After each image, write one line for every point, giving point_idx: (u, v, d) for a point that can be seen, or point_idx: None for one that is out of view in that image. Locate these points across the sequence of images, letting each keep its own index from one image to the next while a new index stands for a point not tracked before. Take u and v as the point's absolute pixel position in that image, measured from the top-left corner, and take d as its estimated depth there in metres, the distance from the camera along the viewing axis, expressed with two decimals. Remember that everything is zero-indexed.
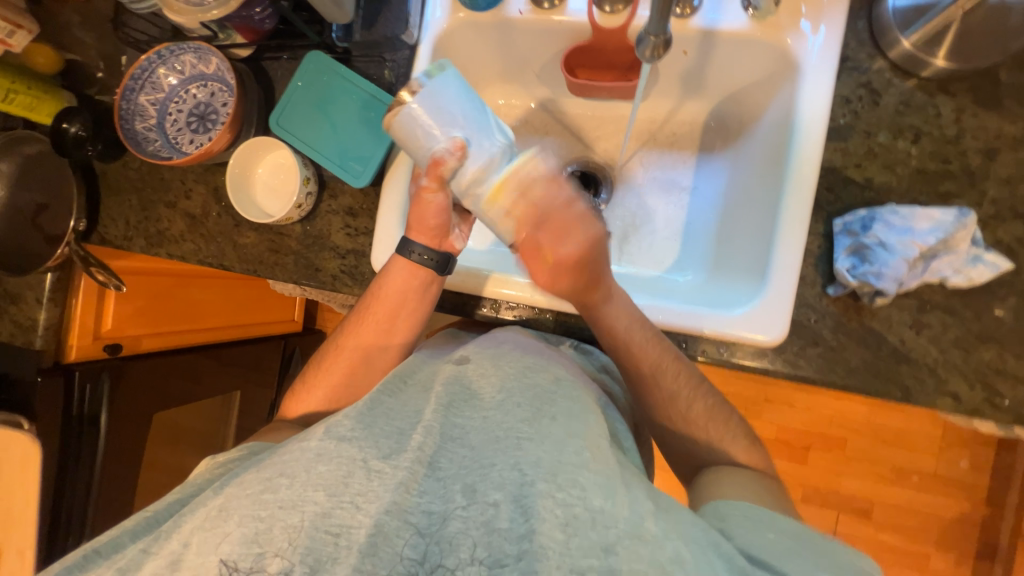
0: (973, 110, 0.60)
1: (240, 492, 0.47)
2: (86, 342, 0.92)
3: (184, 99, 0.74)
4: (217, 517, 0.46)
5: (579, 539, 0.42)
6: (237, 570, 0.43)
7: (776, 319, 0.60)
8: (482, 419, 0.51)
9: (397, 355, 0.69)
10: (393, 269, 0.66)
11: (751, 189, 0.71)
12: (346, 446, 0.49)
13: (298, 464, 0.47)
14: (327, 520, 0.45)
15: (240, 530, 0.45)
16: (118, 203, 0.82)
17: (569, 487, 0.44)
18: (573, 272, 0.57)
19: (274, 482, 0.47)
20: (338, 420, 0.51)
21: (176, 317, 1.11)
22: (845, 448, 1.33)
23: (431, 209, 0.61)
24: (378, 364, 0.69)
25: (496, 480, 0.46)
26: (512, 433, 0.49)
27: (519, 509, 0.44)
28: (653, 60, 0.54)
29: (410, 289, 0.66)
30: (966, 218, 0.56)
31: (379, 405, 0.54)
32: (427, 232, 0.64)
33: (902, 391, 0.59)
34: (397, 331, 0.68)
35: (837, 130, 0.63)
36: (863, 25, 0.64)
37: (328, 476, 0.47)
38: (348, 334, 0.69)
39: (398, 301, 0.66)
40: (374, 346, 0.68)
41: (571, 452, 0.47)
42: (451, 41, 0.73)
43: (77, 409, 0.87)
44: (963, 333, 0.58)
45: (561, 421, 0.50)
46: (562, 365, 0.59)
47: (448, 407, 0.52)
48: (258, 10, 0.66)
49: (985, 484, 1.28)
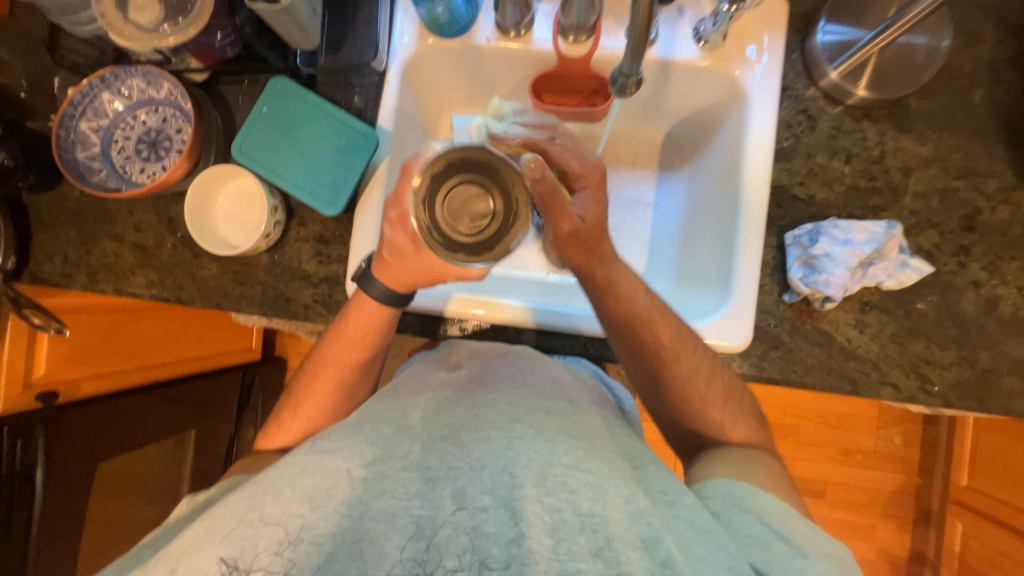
0: (892, 134, 0.69)
1: (225, 512, 0.45)
2: (16, 393, 0.83)
3: (132, 126, 0.69)
4: (203, 540, 0.43)
5: (568, 543, 0.42)
6: (237, 569, 0.42)
7: (741, 325, 0.64)
8: (473, 416, 0.53)
9: (374, 378, 0.71)
10: (356, 307, 0.64)
11: (707, 203, 0.77)
12: (330, 458, 0.48)
13: (283, 479, 0.46)
14: (311, 532, 0.44)
15: (228, 548, 0.43)
16: (54, 237, 0.75)
17: (558, 490, 0.45)
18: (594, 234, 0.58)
19: (260, 499, 0.45)
20: (325, 436, 0.51)
21: (121, 352, 1.01)
22: (799, 435, 1.44)
23: (406, 273, 0.60)
24: (359, 392, 0.70)
25: (486, 484, 0.46)
26: (502, 433, 0.50)
27: (508, 513, 0.44)
28: (626, 96, 0.60)
29: (378, 326, 0.65)
30: (894, 230, 0.64)
31: (366, 421, 0.52)
32: (395, 286, 0.62)
33: (851, 384, 0.65)
34: (373, 361, 0.68)
35: (782, 152, 0.70)
36: (797, 57, 0.71)
37: (313, 490, 0.46)
38: (323, 374, 0.67)
39: (370, 340, 0.66)
40: (351, 379, 0.68)
41: (562, 452, 0.47)
42: (420, 66, 0.74)
43: (6, 468, 0.77)
44: (898, 329, 0.66)
45: (555, 417, 0.52)
46: (552, 373, 0.61)
47: (438, 412, 0.54)
48: (219, 38, 0.64)
49: (917, 456, 1.43)
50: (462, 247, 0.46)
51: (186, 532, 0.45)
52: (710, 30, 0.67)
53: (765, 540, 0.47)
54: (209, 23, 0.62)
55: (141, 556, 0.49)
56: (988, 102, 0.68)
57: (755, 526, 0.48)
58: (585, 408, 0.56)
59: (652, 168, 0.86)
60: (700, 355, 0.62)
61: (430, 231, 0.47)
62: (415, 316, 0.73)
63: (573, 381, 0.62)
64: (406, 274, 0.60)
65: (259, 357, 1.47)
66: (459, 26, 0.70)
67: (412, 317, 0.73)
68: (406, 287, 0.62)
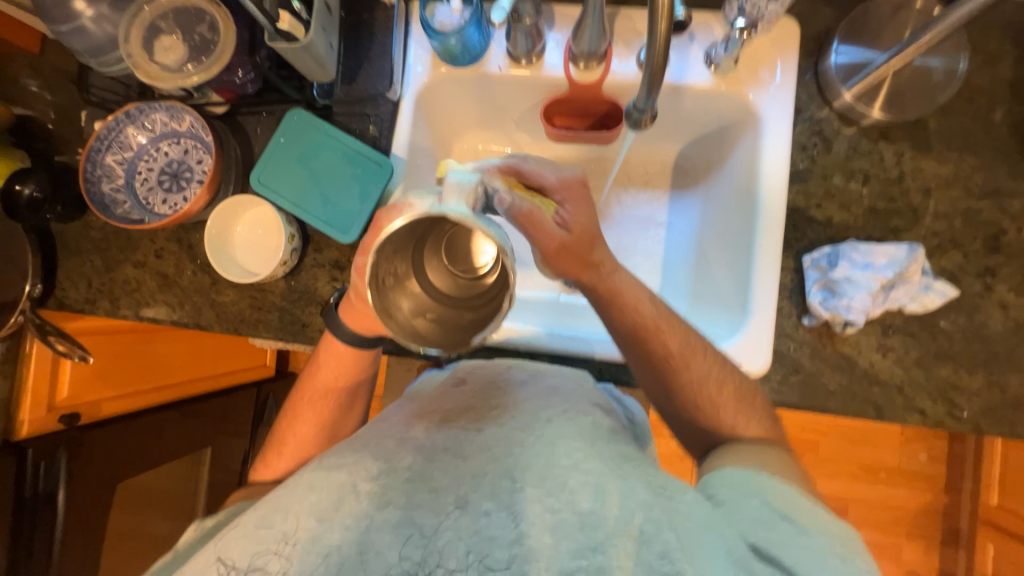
0: (911, 153, 0.68)
1: (236, 531, 0.45)
2: (39, 415, 0.85)
3: (155, 158, 0.71)
4: (215, 558, 0.43)
5: (568, 541, 0.42)
6: (237, 570, 0.43)
7: (760, 350, 0.63)
8: (477, 430, 0.52)
9: (358, 417, 0.72)
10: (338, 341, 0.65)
11: (721, 225, 0.76)
12: (335, 473, 0.47)
13: (290, 496, 0.46)
14: (318, 544, 0.43)
15: (240, 553, 0.43)
16: (79, 264, 0.77)
17: (558, 491, 0.44)
18: (587, 236, 0.57)
19: (270, 517, 0.45)
20: (330, 453, 0.51)
21: (141, 375, 1.05)
22: (819, 451, 1.40)
23: (366, 321, 0.62)
24: (342, 431, 0.70)
25: (488, 490, 0.45)
26: (505, 443, 0.49)
27: (509, 515, 0.43)
28: (640, 129, 0.63)
29: (358, 365, 0.67)
30: (916, 253, 0.63)
31: (374, 439, 0.52)
32: (361, 330, 0.64)
33: (876, 410, 0.64)
34: (360, 388, 0.70)
35: (797, 174, 0.69)
36: (810, 78, 0.71)
37: (320, 504, 0.45)
38: (312, 403, 0.68)
39: (353, 378, 0.68)
40: (334, 417, 0.69)
41: (562, 453, 0.47)
42: (433, 93, 0.75)
43: (30, 488, 0.78)
44: (922, 353, 0.64)
45: (556, 424, 0.51)
46: (563, 385, 0.60)
47: (442, 428, 0.53)
48: (241, 75, 0.66)
49: (943, 474, 1.38)
50: (428, 307, 0.46)
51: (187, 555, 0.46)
52: (721, 54, 0.67)
53: (770, 520, 0.46)
54: (230, 62, 0.64)
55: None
56: (1009, 120, 0.67)
57: (757, 509, 0.47)
58: (583, 407, 0.55)
59: (664, 188, 0.85)
60: (714, 373, 0.59)
61: (394, 283, 0.45)
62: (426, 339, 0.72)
63: (585, 392, 0.59)
64: (366, 320, 0.62)
65: (274, 374, 1.47)
66: (471, 56, 0.71)
67: None
68: (370, 331, 0.64)
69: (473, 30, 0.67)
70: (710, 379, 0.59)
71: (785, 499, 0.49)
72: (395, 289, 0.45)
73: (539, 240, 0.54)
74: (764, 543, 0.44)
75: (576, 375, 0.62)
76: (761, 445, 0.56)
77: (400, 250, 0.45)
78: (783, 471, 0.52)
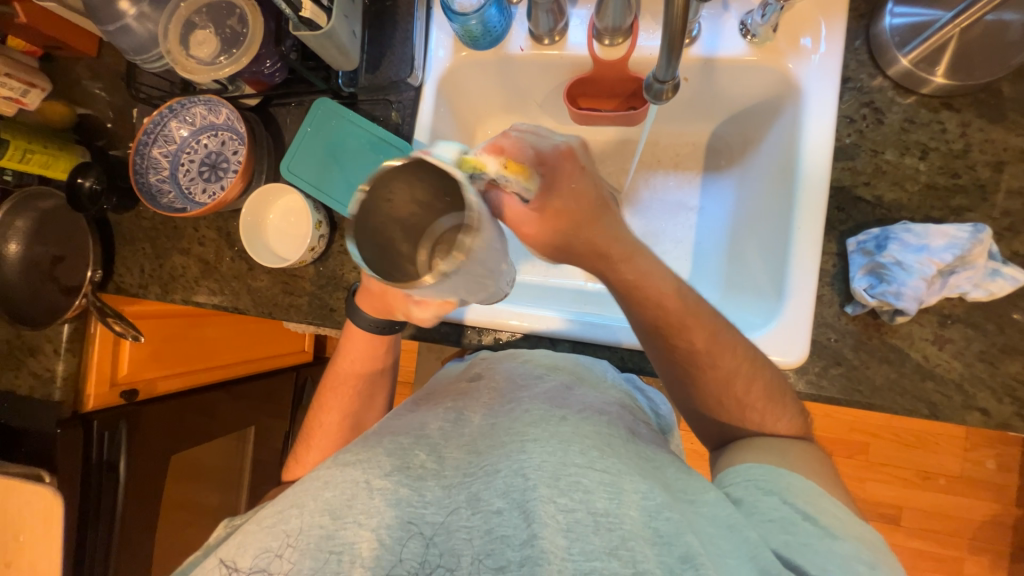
0: (979, 124, 0.61)
1: (256, 527, 0.47)
2: (103, 390, 0.90)
3: (196, 150, 0.76)
4: (236, 552, 0.46)
5: (582, 543, 0.41)
6: (238, 569, 0.44)
7: (797, 339, 0.59)
8: (491, 424, 0.52)
9: (381, 409, 0.72)
10: (354, 333, 0.68)
11: (757, 208, 0.71)
12: (350, 470, 0.48)
13: (306, 493, 0.48)
14: (331, 541, 0.44)
15: (253, 557, 0.45)
16: (132, 252, 0.83)
17: (572, 490, 0.43)
18: (575, 220, 0.54)
19: (286, 512, 0.47)
20: (346, 450, 0.52)
21: (187, 358, 1.10)
22: (869, 453, 1.31)
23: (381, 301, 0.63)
24: (366, 424, 0.71)
25: (500, 488, 0.45)
26: (518, 437, 0.48)
27: (521, 514, 0.43)
28: (664, 102, 0.59)
29: (372, 355, 0.69)
30: (981, 233, 0.56)
31: (386, 433, 0.53)
32: (379, 313, 0.65)
33: (929, 408, 0.58)
34: (381, 380, 0.72)
35: (843, 150, 0.64)
36: (860, 44, 0.65)
37: (333, 501, 0.46)
38: (337, 397, 0.70)
39: (373, 369, 0.70)
40: (356, 409, 0.70)
41: (576, 452, 0.46)
42: (455, 78, 0.75)
43: (95, 457, 0.86)
44: (987, 346, 0.58)
45: (572, 421, 0.50)
46: (583, 379, 0.58)
47: (455, 426, 0.54)
48: (269, 65, 0.68)
49: (1015, 484, 1.25)
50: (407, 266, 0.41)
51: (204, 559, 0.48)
52: (758, 22, 0.63)
53: (791, 522, 0.44)
54: (259, 53, 0.66)
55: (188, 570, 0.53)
56: None
57: (778, 508, 0.45)
58: (600, 407, 0.53)
59: (696, 170, 0.81)
60: (746, 361, 0.55)
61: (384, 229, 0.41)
62: (448, 324, 0.72)
63: (605, 392, 0.57)
64: (381, 302, 0.63)
65: (312, 359, 1.54)
66: (492, 37, 0.70)
67: (449, 327, 0.72)
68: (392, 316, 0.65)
69: (493, 10, 0.66)
70: (744, 370, 0.55)
71: (817, 498, 0.46)
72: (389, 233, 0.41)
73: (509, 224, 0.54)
74: (787, 551, 0.42)
75: (590, 371, 0.61)
76: (783, 441, 0.53)
77: (415, 204, 0.41)
78: (812, 475, 0.50)
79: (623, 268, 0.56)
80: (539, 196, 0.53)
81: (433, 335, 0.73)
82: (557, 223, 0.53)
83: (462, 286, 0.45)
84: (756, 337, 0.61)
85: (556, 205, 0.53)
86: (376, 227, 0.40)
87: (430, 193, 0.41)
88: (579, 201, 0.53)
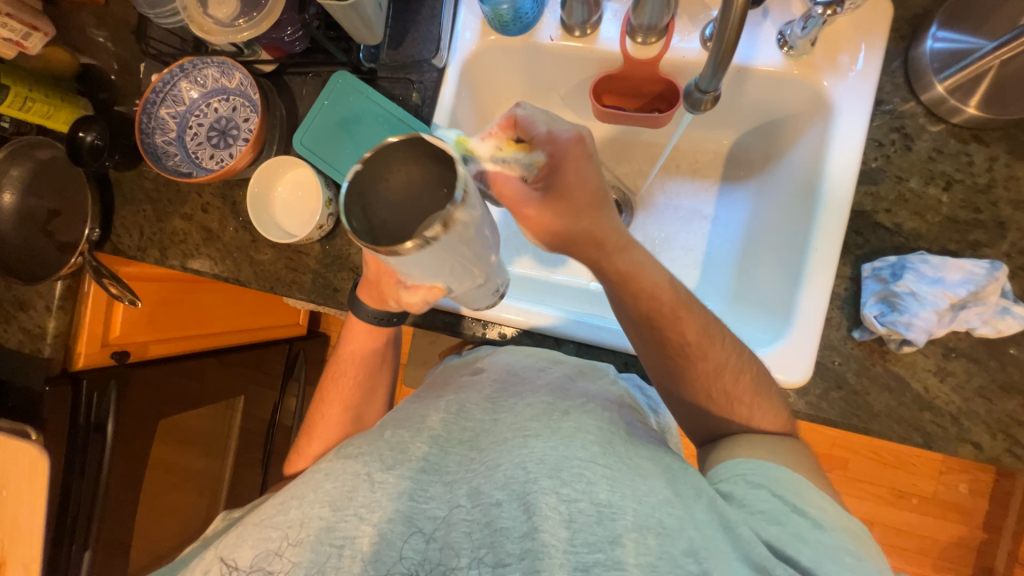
0: (1005, 160, 0.60)
1: (255, 520, 0.47)
2: (93, 351, 0.89)
3: (206, 113, 0.73)
4: (234, 543, 0.46)
5: (585, 534, 0.41)
6: (236, 569, 0.44)
7: (801, 359, 0.59)
8: (494, 421, 0.51)
9: (382, 402, 0.73)
10: (354, 334, 0.68)
11: (773, 223, 0.71)
12: (352, 463, 0.49)
13: (308, 485, 0.48)
14: (331, 533, 0.44)
15: (253, 551, 0.45)
16: (132, 212, 0.80)
17: (574, 481, 0.43)
18: (575, 209, 0.53)
19: (286, 504, 0.47)
20: (350, 443, 0.52)
21: (181, 323, 1.09)
22: (847, 469, 1.33)
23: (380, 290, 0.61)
24: (367, 418, 0.71)
25: (500, 480, 0.45)
26: (519, 432, 0.48)
27: (521, 507, 0.43)
28: (700, 112, 0.59)
29: (377, 348, 0.69)
30: (997, 271, 0.57)
31: (389, 425, 0.53)
32: (378, 303, 0.64)
33: (925, 438, 0.59)
34: (381, 375, 0.71)
35: (868, 173, 0.63)
36: (898, 66, 0.64)
37: (333, 493, 0.46)
38: (337, 394, 0.70)
39: (373, 366, 0.70)
40: (357, 404, 0.70)
41: (579, 446, 0.46)
42: (480, 62, 0.73)
43: (82, 419, 0.85)
44: (987, 382, 0.58)
45: (574, 417, 0.49)
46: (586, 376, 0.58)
47: (457, 417, 0.53)
48: (290, 32, 0.66)
49: (984, 508, 1.29)
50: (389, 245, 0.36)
51: (198, 559, 0.48)
52: (797, 34, 0.61)
53: (781, 512, 0.45)
54: (280, 19, 0.63)
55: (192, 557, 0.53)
56: None
57: (777, 511, 0.45)
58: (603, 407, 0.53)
59: (714, 179, 0.80)
60: (754, 380, 0.55)
61: (372, 206, 0.35)
62: (451, 314, 0.71)
63: (607, 388, 0.57)
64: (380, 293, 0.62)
65: (304, 333, 1.52)
66: (522, 24, 0.67)
67: (452, 317, 0.71)
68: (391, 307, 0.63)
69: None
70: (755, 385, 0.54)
71: None
72: (378, 209, 0.35)
73: (511, 208, 0.54)
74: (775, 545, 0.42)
75: (594, 371, 0.60)
76: (771, 437, 0.52)
77: (411, 187, 0.35)
78: None
79: (634, 272, 0.55)
80: (540, 179, 0.53)
81: (434, 324, 0.71)
82: (556, 208, 0.53)
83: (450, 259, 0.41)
84: (764, 355, 0.61)
85: (556, 191, 0.52)
86: (368, 203, 0.35)
87: (430, 177, 0.36)
88: (579, 186, 0.52)
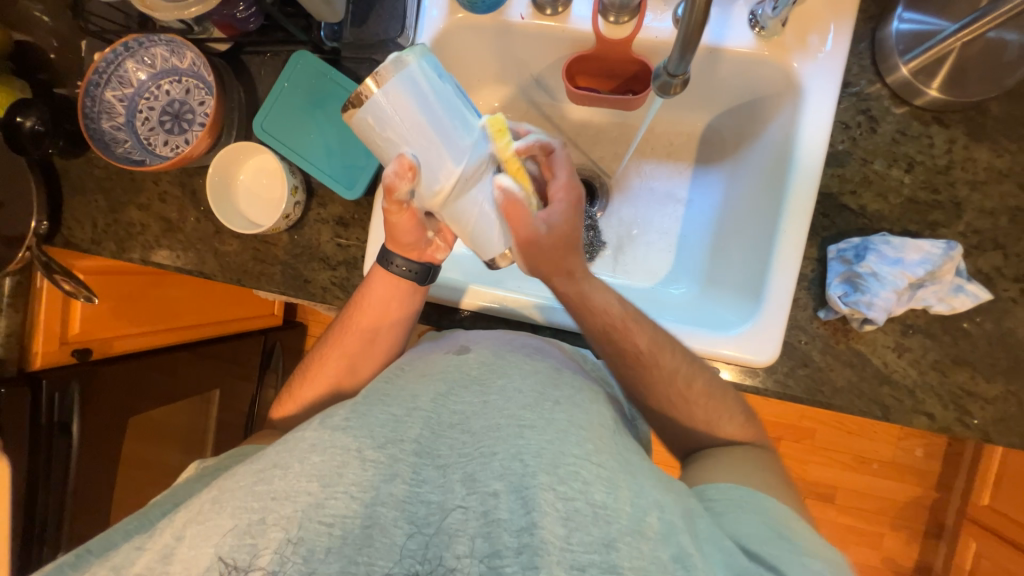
0: (964, 142, 0.62)
1: (233, 484, 0.45)
2: (51, 349, 0.85)
3: (157, 96, 0.69)
4: (210, 510, 0.44)
5: (581, 534, 0.42)
6: (235, 567, 0.41)
7: (769, 339, 0.61)
8: (483, 404, 0.51)
9: (383, 362, 0.68)
10: (372, 280, 0.64)
11: (745, 206, 0.72)
12: (340, 436, 0.48)
13: (292, 454, 0.46)
14: (321, 510, 0.43)
15: (234, 521, 0.43)
16: (83, 204, 0.75)
17: (570, 479, 0.44)
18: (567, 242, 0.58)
19: (268, 473, 0.45)
20: (334, 413, 0.51)
21: (150, 316, 1.05)
22: (814, 439, 1.40)
23: (403, 229, 0.59)
24: (362, 372, 0.67)
25: (497, 470, 0.45)
26: (513, 420, 0.49)
27: (519, 500, 0.43)
28: (666, 96, 0.59)
29: (394, 303, 0.64)
30: (952, 251, 0.59)
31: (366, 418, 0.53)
32: (401, 247, 0.62)
33: (883, 410, 0.62)
34: (388, 337, 0.66)
35: (835, 155, 0.64)
36: (864, 48, 0.64)
37: (322, 467, 0.45)
38: (338, 343, 0.66)
39: (384, 322, 0.65)
40: (357, 356, 0.66)
41: (573, 443, 0.46)
42: (449, 41, 0.70)
43: (45, 417, 0.81)
44: (942, 356, 0.61)
45: (565, 406, 0.50)
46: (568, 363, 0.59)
47: (446, 397, 0.53)
48: (242, 9, 0.63)
49: (937, 470, 1.38)
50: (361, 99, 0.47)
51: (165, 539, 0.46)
52: (768, 14, 0.61)
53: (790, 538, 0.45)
54: None
55: (152, 517, 0.50)
56: None
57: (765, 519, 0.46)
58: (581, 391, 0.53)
59: (688, 162, 0.80)
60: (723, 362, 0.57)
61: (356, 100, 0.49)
62: (429, 303, 0.70)
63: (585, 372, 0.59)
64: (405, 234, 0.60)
65: (280, 324, 1.48)
66: (490, 3, 0.65)
67: (429, 307, 0.70)
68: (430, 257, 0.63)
69: None
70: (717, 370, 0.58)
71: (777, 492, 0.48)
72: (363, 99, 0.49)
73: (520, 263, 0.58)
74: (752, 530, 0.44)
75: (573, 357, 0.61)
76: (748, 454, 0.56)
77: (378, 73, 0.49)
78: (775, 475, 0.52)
79: None
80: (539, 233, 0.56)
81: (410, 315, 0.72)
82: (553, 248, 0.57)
83: (406, 104, 0.47)
84: (740, 333, 0.62)
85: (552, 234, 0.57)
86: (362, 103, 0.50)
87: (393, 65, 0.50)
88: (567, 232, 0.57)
